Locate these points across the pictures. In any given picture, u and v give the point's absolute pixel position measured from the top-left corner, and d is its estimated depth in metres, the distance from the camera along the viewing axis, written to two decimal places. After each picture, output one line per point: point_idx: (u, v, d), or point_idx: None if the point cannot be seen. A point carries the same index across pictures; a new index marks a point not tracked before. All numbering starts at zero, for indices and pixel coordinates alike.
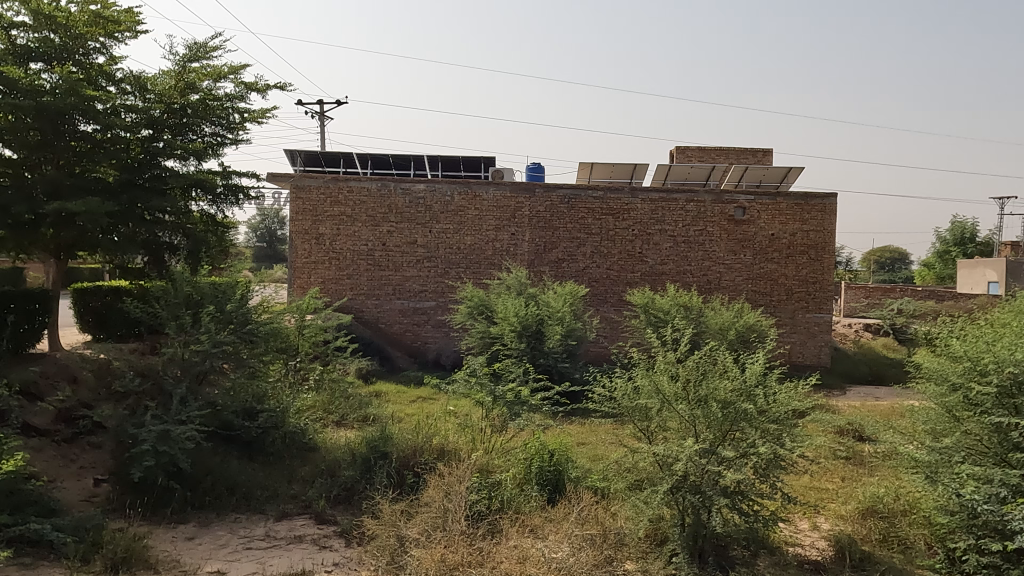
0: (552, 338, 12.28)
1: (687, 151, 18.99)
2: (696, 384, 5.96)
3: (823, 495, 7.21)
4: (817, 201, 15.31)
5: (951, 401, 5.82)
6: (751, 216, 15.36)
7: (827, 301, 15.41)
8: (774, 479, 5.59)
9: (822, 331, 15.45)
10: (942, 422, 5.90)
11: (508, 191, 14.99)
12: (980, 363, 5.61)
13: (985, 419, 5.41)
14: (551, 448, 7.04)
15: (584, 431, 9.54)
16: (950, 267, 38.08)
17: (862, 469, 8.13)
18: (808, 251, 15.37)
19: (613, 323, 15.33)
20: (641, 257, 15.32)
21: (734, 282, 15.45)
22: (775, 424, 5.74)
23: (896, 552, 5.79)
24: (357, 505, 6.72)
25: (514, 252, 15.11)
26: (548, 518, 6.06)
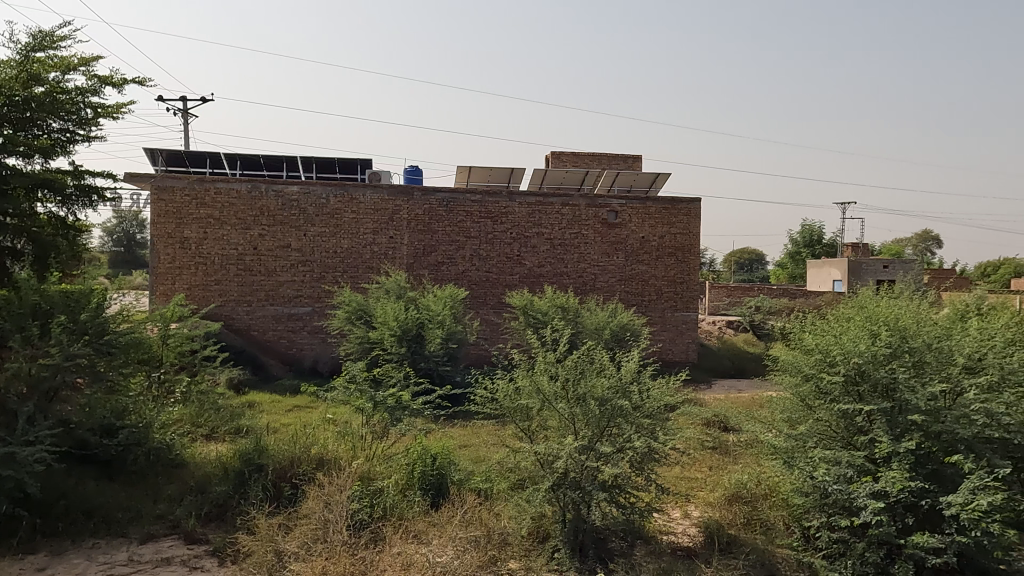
0: (432, 341, 12.25)
1: (563, 155, 19.48)
2: (575, 383, 6.12)
3: (692, 484, 7.62)
4: (683, 206, 16.17)
5: (804, 391, 6.30)
6: (623, 220, 15.97)
7: (693, 300, 16.27)
8: (649, 472, 5.86)
9: (690, 329, 16.28)
10: (797, 410, 6.38)
11: (385, 194, 14.80)
12: (829, 355, 6.08)
13: (833, 406, 5.88)
14: (434, 452, 7.02)
15: (467, 433, 9.57)
16: (801, 266, 41.04)
17: (728, 458, 8.66)
18: (675, 253, 16.18)
19: (493, 325, 15.47)
20: (519, 260, 15.55)
21: (608, 283, 15.99)
22: (649, 418, 6.02)
23: (758, 534, 6.20)
24: (230, 521, 6.41)
25: (392, 255, 14.94)
26: (432, 523, 6.04)
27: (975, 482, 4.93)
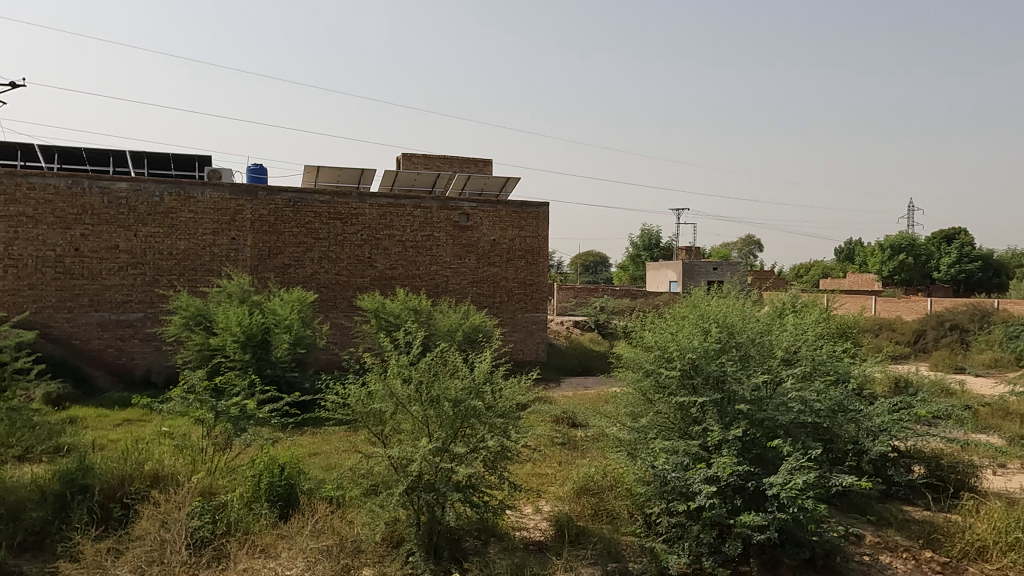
0: (279, 347, 11.78)
1: (414, 157, 19.39)
2: (429, 385, 6.12)
3: (543, 480, 7.85)
4: (532, 210, 16.62)
5: (645, 385, 6.67)
6: (475, 223, 16.15)
7: (542, 301, 16.76)
8: (502, 470, 5.99)
9: (539, 329, 16.75)
10: (638, 404, 6.74)
11: (226, 193, 14.05)
12: (666, 351, 6.48)
13: (671, 399, 6.27)
14: (282, 462, 6.75)
15: (317, 440, 9.29)
16: (641, 268, 43.42)
17: (576, 452, 9.00)
18: (525, 256, 16.59)
19: (344, 329, 15.11)
20: (370, 262, 15.29)
21: (460, 285, 16.10)
22: (501, 418, 6.14)
23: (605, 524, 6.50)
24: (49, 549, 5.81)
25: (234, 257, 14.20)
26: (280, 535, 5.81)
27: (793, 463, 5.45)
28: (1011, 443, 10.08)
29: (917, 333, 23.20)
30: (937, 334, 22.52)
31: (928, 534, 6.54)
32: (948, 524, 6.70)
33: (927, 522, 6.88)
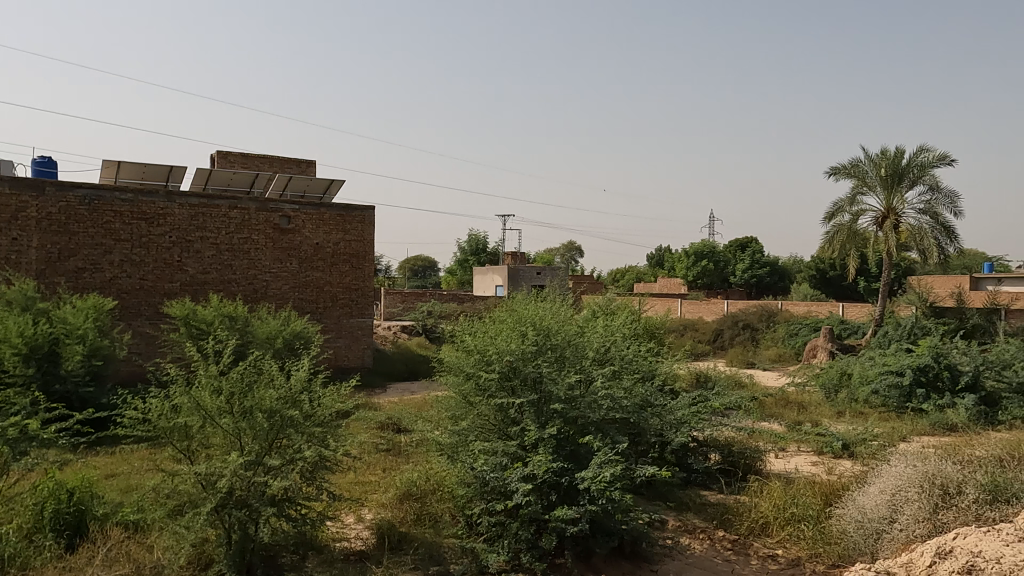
0: (71, 359, 10.66)
1: (230, 156, 18.36)
2: (241, 396, 5.82)
3: (366, 488, 7.73)
4: (357, 213, 16.33)
5: (466, 388, 6.72)
6: (297, 226, 15.59)
7: (368, 307, 16.51)
8: (320, 480, 5.85)
9: (365, 334, 16.51)
10: (460, 407, 6.79)
11: (5, 187, 12.51)
12: (486, 354, 6.60)
13: (490, 401, 6.41)
14: (71, 487, 6.12)
15: (115, 461, 8.51)
16: (468, 273, 44.12)
17: (399, 458, 8.96)
18: (350, 260, 16.26)
19: (149, 338, 13.98)
20: (179, 266, 14.25)
21: (281, 291, 15.45)
22: (320, 427, 6.00)
23: (427, 528, 6.52)
24: None
25: (16, 260, 12.67)
26: (67, 568, 5.25)
27: (602, 458, 5.78)
28: (789, 428, 11.37)
29: (716, 332, 25.48)
30: (732, 333, 24.89)
31: (721, 515, 7.20)
32: (737, 505, 7.42)
33: (720, 505, 7.56)
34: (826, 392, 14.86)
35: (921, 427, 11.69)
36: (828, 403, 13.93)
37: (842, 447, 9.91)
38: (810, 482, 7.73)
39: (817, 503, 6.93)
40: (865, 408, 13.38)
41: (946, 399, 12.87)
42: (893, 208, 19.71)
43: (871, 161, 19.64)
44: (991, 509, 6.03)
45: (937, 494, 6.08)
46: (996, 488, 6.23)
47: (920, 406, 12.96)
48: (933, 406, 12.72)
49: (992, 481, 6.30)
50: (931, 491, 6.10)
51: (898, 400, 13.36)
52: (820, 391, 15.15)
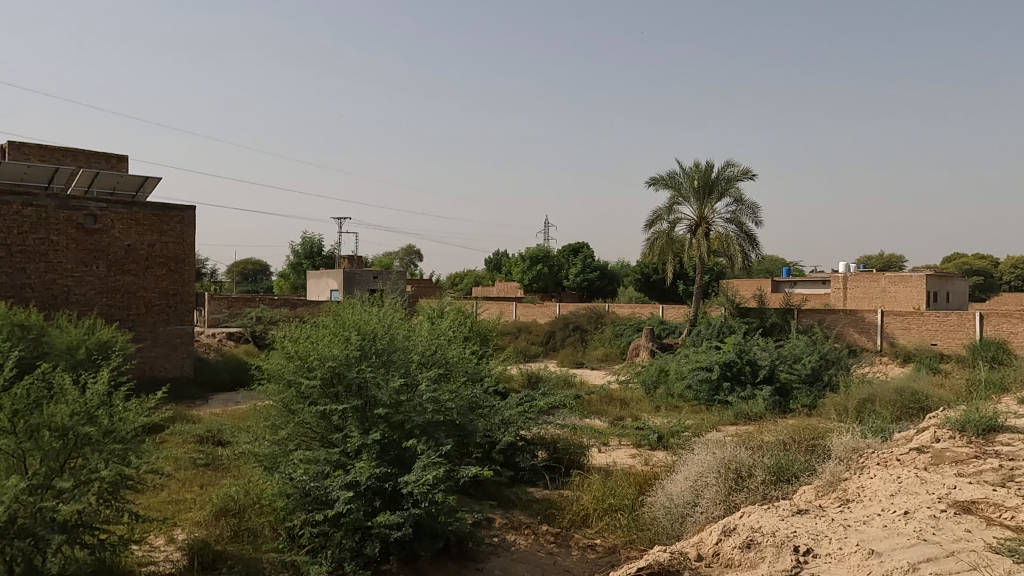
0: None
1: (24, 147, 16.55)
2: (25, 414, 5.25)
3: (179, 507, 7.24)
4: (176, 213, 15.28)
5: (286, 396, 6.47)
6: (104, 226, 14.33)
7: (188, 313, 15.47)
8: (121, 501, 5.40)
9: (184, 343, 15.46)
10: (280, 416, 6.52)
11: None
12: (307, 360, 6.41)
13: (312, 408, 6.25)
14: None
15: None
16: (302, 277, 42.70)
17: (218, 472, 8.48)
18: (166, 264, 15.16)
19: None
20: None
21: (85, 296, 14.10)
22: (120, 444, 5.56)
23: (244, 544, 6.21)
24: None
25: None
26: None
27: (426, 461, 5.81)
28: (611, 424, 12.02)
29: (548, 334, 26.40)
30: (564, 335, 25.91)
31: (545, 510, 7.46)
32: (561, 499, 7.74)
33: (545, 500, 7.83)
34: (646, 388, 15.85)
35: (726, 417, 12.80)
36: (647, 399, 14.88)
37: (657, 439, 10.63)
38: (625, 473, 8.22)
39: (632, 492, 7.38)
40: (678, 402, 14.43)
41: (747, 391, 14.18)
42: (704, 217, 21.43)
43: (685, 173, 21.24)
44: (776, 488, 6.72)
45: (732, 477, 6.69)
46: (780, 469, 6.95)
47: (726, 398, 14.18)
48: (736, 398, 13.98)
49: (777, 463, 7.03)
50: (726, 474, 6.70)
51: (707, 393, 14.53)
52: (641, 387, 16.13)
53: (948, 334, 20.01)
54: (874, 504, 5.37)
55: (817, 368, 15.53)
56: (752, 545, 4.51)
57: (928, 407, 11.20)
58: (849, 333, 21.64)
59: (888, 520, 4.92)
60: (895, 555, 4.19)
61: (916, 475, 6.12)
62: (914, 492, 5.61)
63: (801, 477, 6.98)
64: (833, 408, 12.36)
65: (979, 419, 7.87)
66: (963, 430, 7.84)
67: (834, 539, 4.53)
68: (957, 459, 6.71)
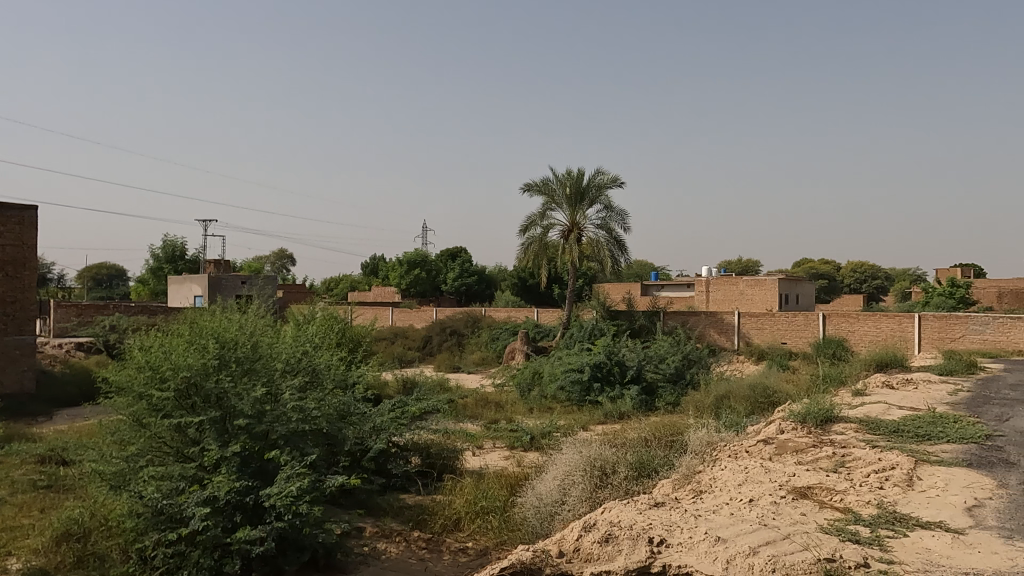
0: None
1: None
2: None
3: (14, 534, 6.61)
4: (14, 213, 14.00)
5: (136, 409, 6.08)
6: None
7: (29, 322, 14.17)
8: None
9: (24, 355, 14.16)
10: (129, 431, 6.12)
11: None
12: (158, 371, 6.07)
13: (166, 420, 5.93)
14: None
15: None
16: (162, 282, 40.24)
17: (61, 494, 7.83)
18: (3, 268, 13.82)
19: None
20: None
21: None
22: None
23: (89, 571, 5.74)
24: None
25: None
26: None
27: (289, 472, 5.63)
28: (485, 427, 12.12)
29: (425, 339, 26.29)
30: (440, 339, 25.88)
31: (417, 516, 7.41)
32: (433, 504, 7.72)
33: (417, 506, 7.78)
34: (521, 391, 16.10)
35: (596, 417, 13.23)
36: (521, 401, 15.12)
37: (530, 440, 10.84)
38: (497, 475, 8.32)
39: (503, 494, 7.48)
40: (551, 403, 14.77)
41: (616, 391, 14.73)
42: (576, 223, 22.07)
43: (558, 180, 21.79)
44: (638, 483, 7.03)
45: (597, 474, 6.93)
46: (641, 465, 7.27)
47: (596, 398, 14.66)
48: (606, 398, 14.49)
49: (638, 459, 7.36)
50: (592, 472, 6.93)
51: (579, 394, 14.95)
52: (515, 389, 16.37)
53: (796, 333, 21.65)
54: (724, 494, 5.73)
55: (680, 367, 16.36)
56: (610, 538, 4.69)
57: (777, 401, 12.07)
58: (710, 334, 22.96)
59: (735, 508, 5.27)
60: (738, 540, 4.49)
61: (761, 465, 6.58)
62: (758, 481, 6.04)
63: (660, 471, 7.34)
64: (694, 404, 13.07)
65: (818, 410, 8.58)
66: (803, 422, 8.52)
67: (685, 528, 4.80)
68: (797, 448, 7.28)
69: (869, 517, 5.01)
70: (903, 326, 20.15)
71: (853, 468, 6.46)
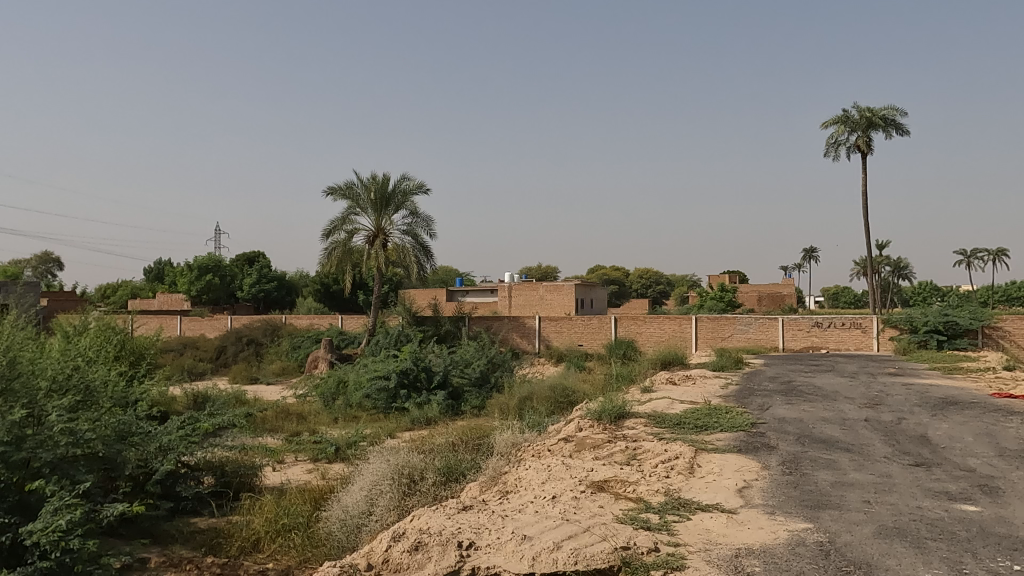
0: None
1: None
2: None
3: None
4: None
5: None
6: None
7: None
8: None
9: None
10: None
11: None
12: None
13: None
14: None
15: None
16: None
17: None
18: None
19: None
20: None
21: None
22: None
23: None
24: None
25: None
26: None
27: (57, 504, 4.97)
28: (286, 441, 11.54)
29: (218, 349, 24.59)
30: (236, 349, 24.34)
31: (211, 540, 6.88)
32: (229, 526, 7.21)
33: (210, 530, 7.24)
34: (324, 401, 15.54)
35: (403, 424, 13.12)
36: (325, 412, 14.58)
37: (334, 451, 10.52)
38: (300, 490, 7.97)
39: (306, 509, 7.17)
40: (357, 412, 14.44)
41: (423, 397, 14.73)
42: (382, 228, 21.82)
43: (363, 185, 21.39)
44: (445, 488, 7.07)
45: (404, 482, 6.88)
46: (448, 470, 7.33)
47: (403, 405, 14.56)
48: (412, 404, 14.45)
49: (446, 464, 7.41)
50: (399, 480, 6.86)
51: (385, 401, 14.74)
52: (319, 400, 15.77)
53: (591, 335, 23.02)
54: (528, 493, 5.92)
55: (485, 371, 16.75)
56: (420, 546, 4.67)
57: (575, 401, 12.73)
58: (512, 338, 23.71)
59: (539, 505, 5.46)
60: (543, 536, 4.66)
61: (562, 462, 6.90)
62: (560, 478, 6.32)
63: (468, 475, 7.45)
64: (498, 407, 13.41)
65: (612, 408, 9.18)
66: (600, 419, 9.06)
67: (493, 529, 4.90)
68: (595, 444, 7.72)
69: (658, 504, 5.43)
70: (682, 327, 22.18)
71: (643, 460, 6.97)
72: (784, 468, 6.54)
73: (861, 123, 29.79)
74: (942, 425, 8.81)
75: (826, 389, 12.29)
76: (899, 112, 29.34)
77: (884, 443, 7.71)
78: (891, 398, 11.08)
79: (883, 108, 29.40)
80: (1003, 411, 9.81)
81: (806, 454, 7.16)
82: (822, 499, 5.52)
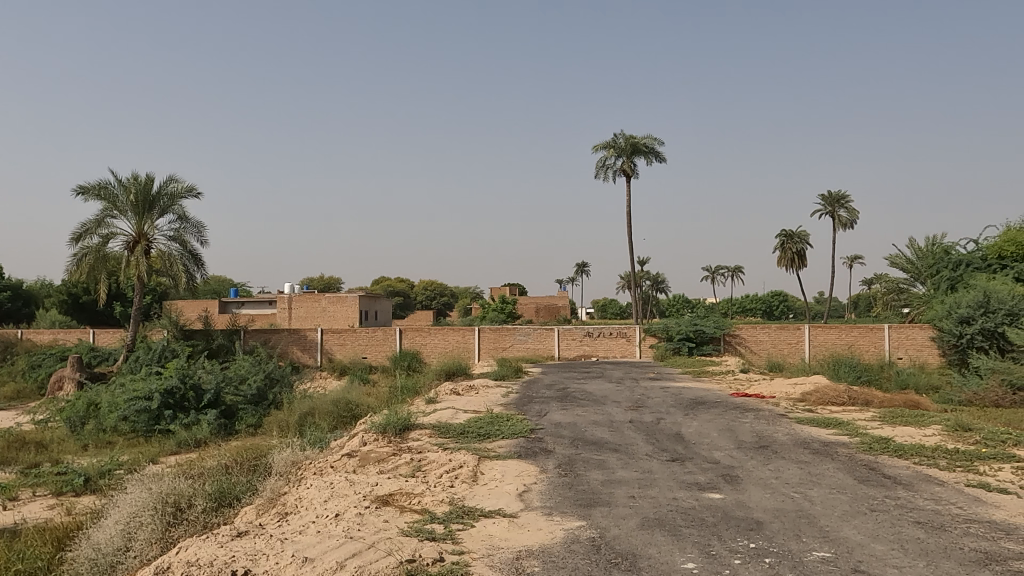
0: None
1: None
2: None
3: None
4: None
5: None
6: None
7: None
8: None
9: None
10: None
11: None
12: None
13: None
14: None
15: None
16: None
17: None
18: None
19: None
20: None
21: None
22: None
23: None
24: None
25: None
26: None
27: None
28: (20, 474, 10.02)
29: None
30: None
31: None
32: None
33: None
34: (71, 426, 13.73)
35: (167, 447, 12.00)
36: (71, 438, 12.90)
37: (83, 483, 9.33)
38: (37, 530, 6.95)
39: (48, 551, 6.26)
40: (111, 437, 12.96)
41: (191, 417, 13.58)
42: (144, 234, 19.83)
43: (122, 185, 19.35)
44: (217, 514, 6.55)
45: (169, 512, 6.26)
46: (220, 495, 6.82)
47: (168, 427, 13.32)
48: (178, 425, 13.27)
49: (217, 489, 6.88)
50: (163, 510, 6.24)
51: (146, 424, 13.39)
52: (64, 425, 13.90)
53: (375, 347, 22.73)
54: (309, 513, 5.69)
55: (261, 388, 15.85)
56: None
57: (360, 415, 12.48)
58: (292, 351, 22.67)
59: (321, 525, 5.26)
60: (325, 557, 4.50)
61: (345, 478, 6.72)
62: (344, 494, 6.15)
63: (242, 498, 6.98)
64: (276, 425, 12.74)
65: (397, 420, 9.13)
66: (384, 432, 8.95)
67: (271, 554, 4.63)
68: (379, 457, 7.63)
69: (443, 514, 5.48)
70: (465, 338, 22.66)
71: (428, 471, 7.01)
72: (560, 471, 6.92)
73: (626, 148, 32.57)
74: (692, 423, 9.87)
75: (596, 394, 13.22)
76: (657, 141, 32.55)
77: (645, 442, 8.46)
78: (650, 401, 12.18)
79: (644, 136, 32.43)
80: (740, 408, 11.21)
81: (578, 456, 7.63)
82: (593, 498, 5.92)
